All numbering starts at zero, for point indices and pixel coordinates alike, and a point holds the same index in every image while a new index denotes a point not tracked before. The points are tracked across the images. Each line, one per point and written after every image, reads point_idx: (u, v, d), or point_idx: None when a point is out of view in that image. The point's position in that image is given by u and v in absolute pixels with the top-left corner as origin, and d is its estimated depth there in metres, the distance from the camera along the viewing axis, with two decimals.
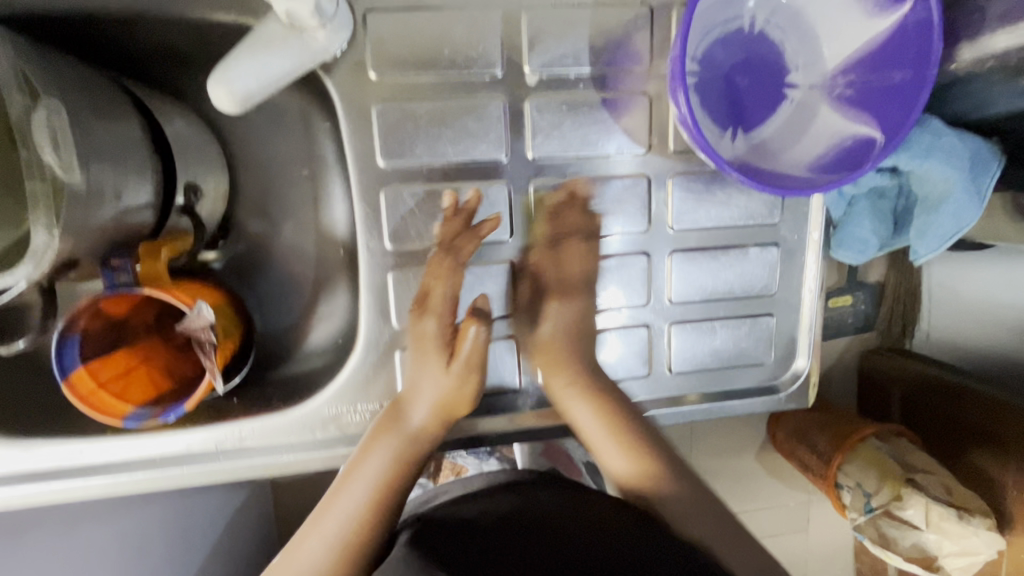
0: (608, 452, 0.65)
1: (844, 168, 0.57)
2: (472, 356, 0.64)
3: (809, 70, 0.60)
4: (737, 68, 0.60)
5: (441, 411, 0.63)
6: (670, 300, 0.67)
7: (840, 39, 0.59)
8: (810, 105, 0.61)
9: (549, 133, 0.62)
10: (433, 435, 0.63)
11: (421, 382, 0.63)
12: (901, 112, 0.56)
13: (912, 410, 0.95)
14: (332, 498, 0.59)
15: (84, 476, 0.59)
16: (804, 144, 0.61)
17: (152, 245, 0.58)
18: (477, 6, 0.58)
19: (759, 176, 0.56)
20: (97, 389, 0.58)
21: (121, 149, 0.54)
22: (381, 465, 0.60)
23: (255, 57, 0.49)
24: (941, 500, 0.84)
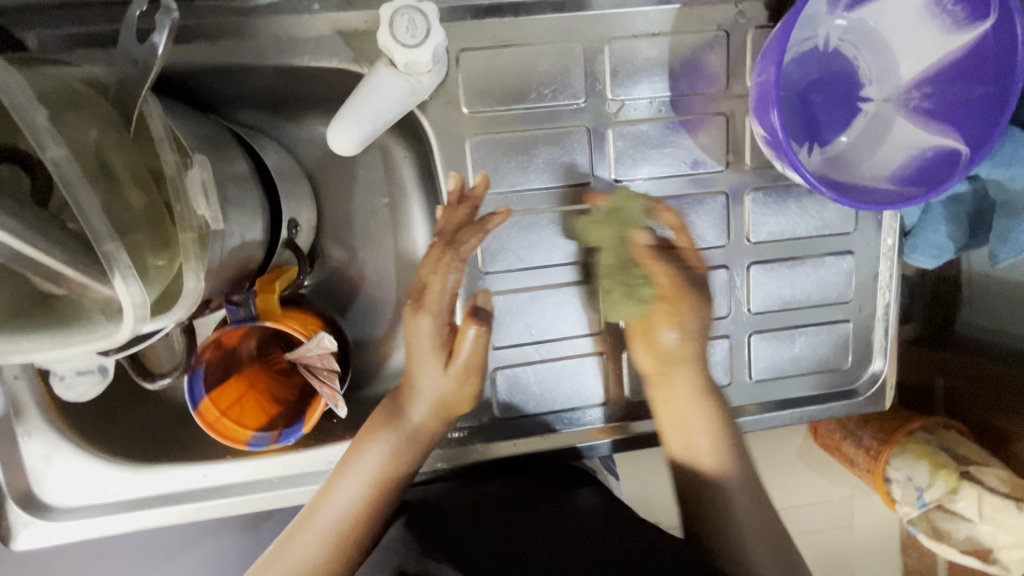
0: (698, 439, 0.63)
1: (925, 180, 0.59)
2: (472, 361, 0.62)
3: (882, 85, 0.63)
4: (812, 86, 0.63)
5: (442, 409, 0.63)
6: (750, 310, 0.70)
7: (915, 55, 0.61)
8: (884, 117, 0.63)
9: (628, 155, 0.65)
10: (433, 432, 0.64)
11: (420, 379, 0.63)
12: (983, 124, 0.57)
13: (958, 404, 0.95)
14: (328, 489, 0.61)
15: (209, 498, 0.63)
16: (881, 155, 0.63)
17: (268, 280, 0.63)
18: (560, 39, 0.61)
19: (844, 192, 0.58)
20: (221, 416, 0.62)
21: (242, 192, 0.58)
22: (377, 461, 0.61)
23: (370, 103, 0.53)
24: (997, 491, 0.85)
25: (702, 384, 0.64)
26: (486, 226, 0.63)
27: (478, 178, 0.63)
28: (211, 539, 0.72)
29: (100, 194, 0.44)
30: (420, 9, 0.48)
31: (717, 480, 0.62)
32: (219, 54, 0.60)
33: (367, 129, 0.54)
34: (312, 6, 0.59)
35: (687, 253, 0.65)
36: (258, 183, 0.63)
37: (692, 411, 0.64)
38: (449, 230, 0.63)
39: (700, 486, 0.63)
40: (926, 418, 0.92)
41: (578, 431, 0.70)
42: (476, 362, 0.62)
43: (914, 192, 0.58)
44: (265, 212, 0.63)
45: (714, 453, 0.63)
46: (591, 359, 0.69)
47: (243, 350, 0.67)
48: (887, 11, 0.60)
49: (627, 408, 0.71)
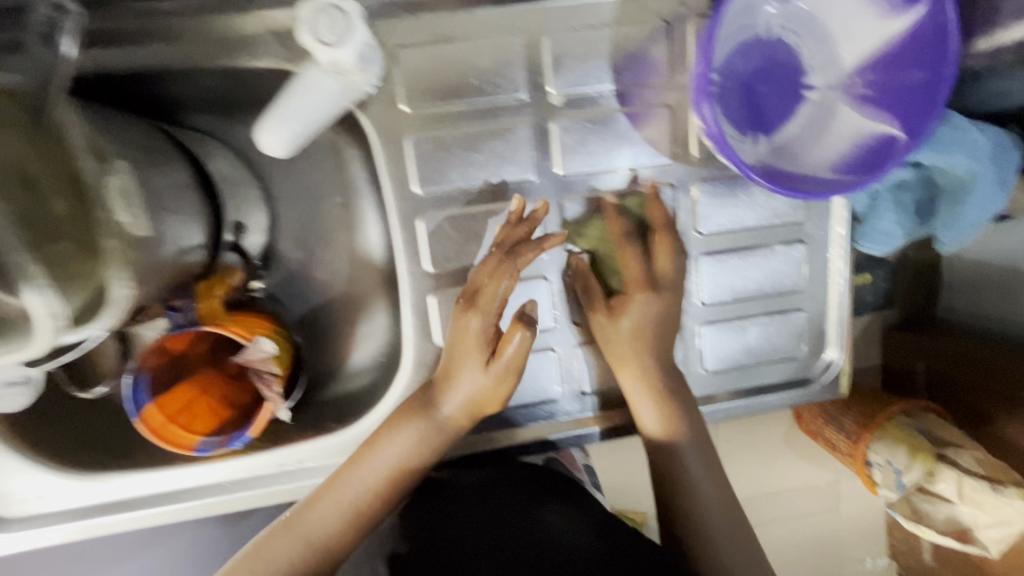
0: (643, 411, 0.65)
1: (867, 167, 0.59)
2: (515, 365, 0.60)
3: (827, 72, 0.62)
4: (756, 75, 0.62)
5: (473, 407, 0.62)
6: (702, 302, 0.70)
7: (856, 42, 0.60)
8: (829, 105, 0.62)
9: (575, 149, 0.64)
10: (460, 428, 0.63)
11: (457, 377, 0.61)
12: (919, 110, 0.57)
13: (941, 386, 0.96)
14: (351, 467, 0.61)
15: (160, 504, 0.64)
16: (825, 143, 0.62)
17: (209, 285, 0.63)
18: (498, 33, 0.60)
19: (784, 184, 0.58)
20: (167, 422, 0.62)
21: (175, 198, 0.57)
22: (403, 447, 0.61)
23: (300, 102, 0.52)
24: (974, 473, 0.84)
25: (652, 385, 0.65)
26: (542, 246, 0.62)
27: (546, 204, 0.62)
28: (178, 540, 0.73)
29: (14, 206, 0.43)
30: (340, 8, 0.48)
31: (666, 443, 0.64)
32: (148, 57, 0.58)
33: (297, 129, 0.53)
34: (241, 6, 0.58)
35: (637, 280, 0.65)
36: (196, 188, 0.62)
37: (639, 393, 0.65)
38: (509, 245, 0.62)
39: (653, 449, 0.66)
40: (904, 402, 0.95)
41: (532, 426, 0.70)
42: (518, 366, 0.60)
43: (853, 181, 0.58)
44: (205, 217, 0.63)
45: (658, 421, 0.65)
46: (544, 355, 0.69)
47: (194, 354, 0.67)
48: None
49: (582, 403, 0.71)
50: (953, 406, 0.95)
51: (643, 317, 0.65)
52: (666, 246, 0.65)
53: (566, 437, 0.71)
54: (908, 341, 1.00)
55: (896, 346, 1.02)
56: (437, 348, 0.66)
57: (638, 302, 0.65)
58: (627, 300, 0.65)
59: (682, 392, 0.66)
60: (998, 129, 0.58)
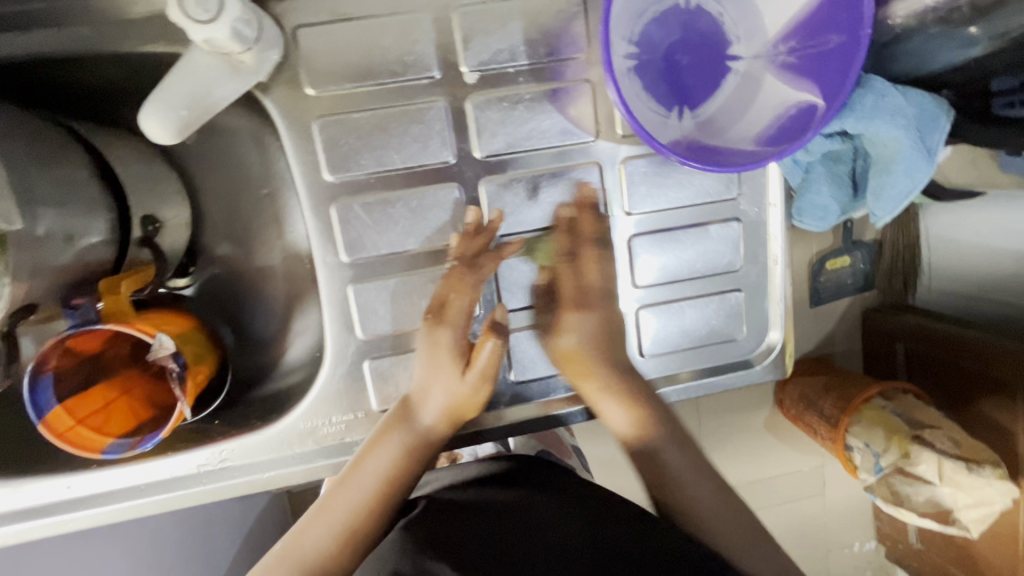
0: (607, 408, 0.62)
1: (790, 138, 0.57)
2: (490, 369, 0.62)
3: (750, 41, 0.60)
4: (676, 47, 0.60)
5: (452, 415, 0.62)
6: (637, 285, 0.68)
7: (777, 8, 0.58)
8: (755, 76, 0.60)
9: (494, 129, 0.62)
10: (442, 437, 0.62)
11: (432, 385, 0.61)
12: (839, 76, 0.55)
13: (919, 363, 0.94)
14: (338, 488, 0.58)
15: (76, 509, 0.61)
16: (751, 116, 0.60)
17: (112, 281, 0.60)
18: (403, 11, 0.58)
19: (705, 159, 0.56)
20: (76, 424, 0.59)
21: (68, 191, 0.55)
22: (388, 461, 0.59)
23: (182, 85, 0.50)
24: (950, 454, 0.82)
25: (624, 392, 0.62)
26: (502, 254, 0.63)
27: (499, 215, 0.62)
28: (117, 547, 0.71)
29: None
30: None
31: (647, 448, 0.60)
32: (36, 46, 0.56)
33: (185, 114, 0.50)
34: None
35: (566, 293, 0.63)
36: (98, 180, 0.59)
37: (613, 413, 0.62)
38: (469, 256, 0.61)
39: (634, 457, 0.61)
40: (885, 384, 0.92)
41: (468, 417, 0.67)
42: (492, 371, 0.62)
43: (772, 154, 0.56)
44: (111, 210, 0.60)
45: (628, 424, 0.61)
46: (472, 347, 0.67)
47: (110, 355, 0.64)
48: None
49: (514, 393, 0.68)
50: (934, 387, 0.93)
51: (584, 332, 0.62)
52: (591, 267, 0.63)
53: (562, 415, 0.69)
54: (883, 321, 0.97)
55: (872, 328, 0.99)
56: (359, 341, 0.63)
57: (574, 320, 0.62)
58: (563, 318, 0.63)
59: (647, 390, 0.63)
60: (923, 91, 0.55)
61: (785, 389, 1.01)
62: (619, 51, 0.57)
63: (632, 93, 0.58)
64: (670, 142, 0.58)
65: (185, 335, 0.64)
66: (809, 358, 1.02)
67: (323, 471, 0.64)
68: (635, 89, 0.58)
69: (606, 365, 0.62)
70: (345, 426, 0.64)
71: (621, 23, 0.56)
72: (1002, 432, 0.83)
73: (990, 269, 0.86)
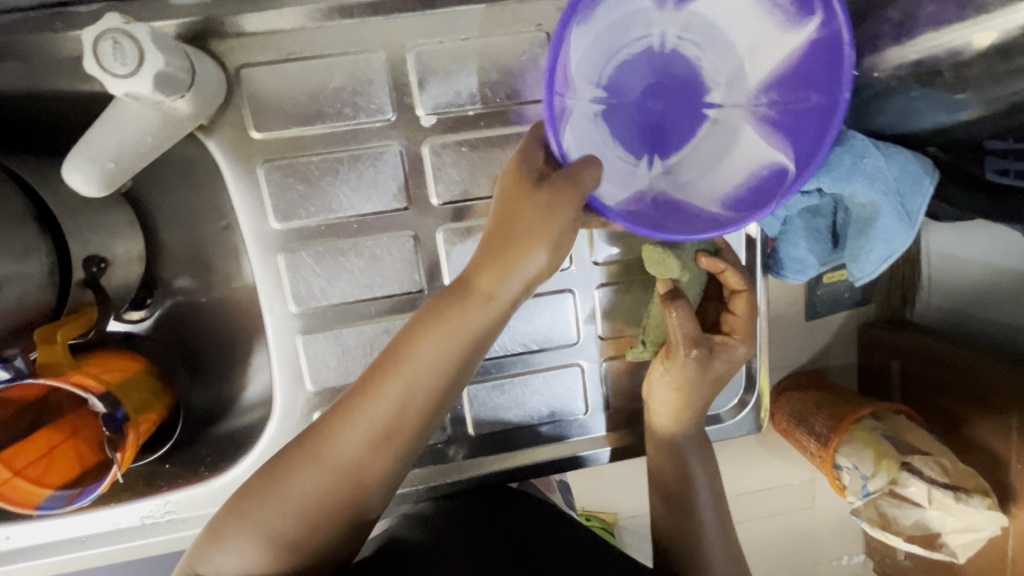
0: (663, 426, 0.62)
1: (760, 202, 0.53)
2: (569, 221, 0.48)
3: (730, 88, 0.56)
4: (650, 92, 0.57)
5: (521, 281, 0.49)
6: (600, 337, 0.65)
7: (761, 56, 0.54)
8: (732, 124, 0.56)
9: (454, 176, 0.58)
10: (506, 312, 0.49)
11: (510, 235, 0.48)
12: (813, 137, 0.50)
13: (913, 385, 0.89)
14: (369, 388, 0.47)
15: (17, 559, 0.61)
16: (724, 170, 0.56)
17: (49, 330, 0.57)
18: (355, 49, 0.54)
19: (662, 219, 0.54)
20: (13, 476, 0.57)
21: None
22: (438, 350, 0.47)
23: (109, 136, 0.47)
24: (941, 483, 0.79)
25: (683, 416, 0.61)
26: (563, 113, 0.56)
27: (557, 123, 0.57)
28: None
29: None
30: (127, 32, 0.42)
31: (682, 459, 0.62)
32: None
33: (111, 166, 0.47)
34: (55, 24, 0.52)
35: (734, 320, 0.61)
36: (35, 220, 0.56)
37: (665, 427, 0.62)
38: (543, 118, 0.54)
39: (661, 471, 0.63)
40: (878, 403, 0.87)
41: (424, 470, 0.65)
42: (569, 219, 0.48)
43: (732, 220, 0.52)
44: (50, 252, 0.57)
45: (673, 431, 0.62)
46: None
47: (56, 399, 0.61)
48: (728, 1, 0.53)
49: (471, 447, 0.65)
50: (925, 412, 0.88)
51: (731, 365, 0.61)
52: (743, 307, 0.61)
53: (526, 467, 0.67)
54: (883, 337, 0.92)
55: (873, 344, 0.94)
56: (309, 393, 0.61)
57: (729, 344, 0.61)
58: (726, 341, 0.61)
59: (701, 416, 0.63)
60: (905, 150, 0.52)
61: (776, 404, 0.96)
62: (582, 99, 0.54)
63: (594, 143, 0.55)
64: (630, 197, 0.55)
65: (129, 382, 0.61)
66: (801, 371, 0.96)
67: None
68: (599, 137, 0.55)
69: (698, 399, 0.61)
70: None
71: (586, 68, 0.53)
72: (989, 458, 0.80)
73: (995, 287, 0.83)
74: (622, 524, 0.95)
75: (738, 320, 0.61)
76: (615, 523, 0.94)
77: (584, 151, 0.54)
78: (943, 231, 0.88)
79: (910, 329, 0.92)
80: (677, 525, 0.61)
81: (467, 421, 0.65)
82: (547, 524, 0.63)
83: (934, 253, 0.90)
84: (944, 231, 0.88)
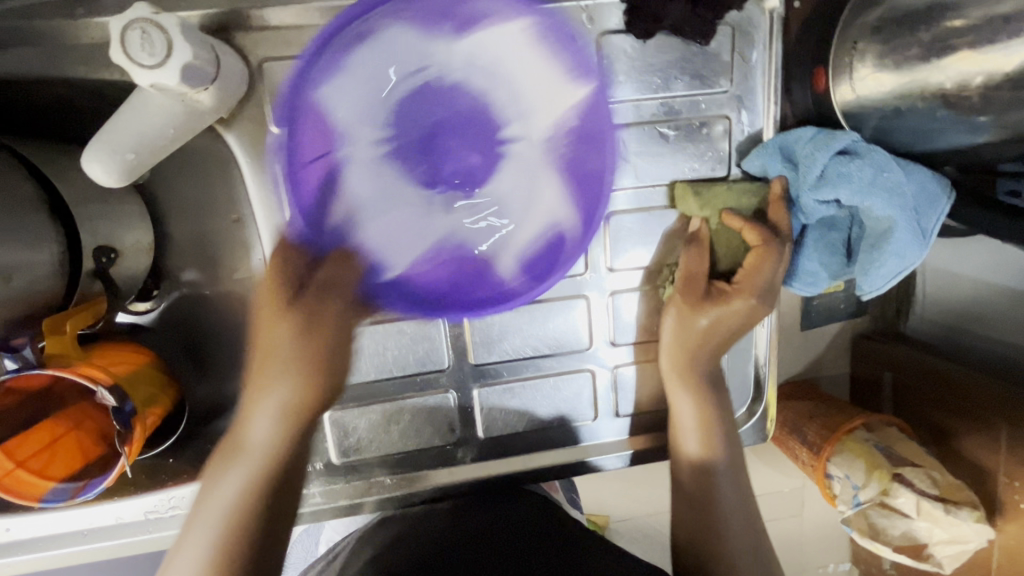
0: (688, 429, 0.62)
1: (546, 266, 0.58)
2: (327, 352, 0.56)
3: (523, 124, 0.58)
4: (439, 127, 0.61)
5: (296, 417, 0.54)
6: (613, 342, 0.65)
7: (547, 99, 0.56)
8: (529, 158, 0.59)
9: None
10: (287, 444, 0.54)
11: (267, 391, 0.54)
12: (591, 202, 0.56)
13: (904, 398, 0.90)
14: (173, 558, 0.51)
15: (16, 552, 0.59)
16: (518, 218, 0.60)
17: (59, 318, 0.56)
18: None
19: (455, 276, 0.59)
20: (15, 468, 0.56)
21: (12, 222, 0.51)
22: (233, 495, 0.52)
23: (132, 127, 0.46)
24: (930, 494, 0.79)
25: (697, 384, 0.62)
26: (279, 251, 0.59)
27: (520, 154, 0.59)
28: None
29: None
30: (156, 22, 0.41)
31: (707, 469, 0.61)
32: None
33: (132, 157, 0.46)
34: (78, 11, 0.51)
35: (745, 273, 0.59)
36: (47, 207, 0.55)
37: (687, 413, 0.62)
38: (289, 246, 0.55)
39: (691, 480, 0.61)
40: (869, 414, 0.86)
41: (431, 473, 0.65)
42: (343, 339, 0.57)
43: (521, 286, 0.58)
44: (59, 240, 0.56)
45: (704, 446, 0.61)
46: (449, 394, 0.63)
47: (60, 388, 0.61)
48: (514, 44, 0.53)
49: (481, 449, 0.65)
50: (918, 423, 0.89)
51: (734, 322, 0.60)
52: (756, 261, 0.58)
53: (535, 471, 0.67)
54: (873, 348, 0.93)
55: (864, 355, 0.94)
56: None
57: (732, 302, 0.60)
58: (726, 297, 0.60)
59: (730, 420, 0.63)
60: (926, 169, 0.53)
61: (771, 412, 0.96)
62: (362, 148, 0.57)
63: (377, 196, 0.59)
64: (428, 250, 0.60)
65: (137, 374, 0.60)
66: (796, 381, 0.97)
67: None
68: (383, 179, 0.59)
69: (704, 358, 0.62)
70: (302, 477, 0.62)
71: (361, 120, 0.56)
72: (977, 470, 0.82)
73: (985, 303, 0.84)
74: (613, 528, 0.94)
75: (751, 272, 0.59)
76: (607, 527, 0.94)
77: (366, 209, 0.58)
78: (943, 245, 0.89)
79: (902, 341, 0.92)
80: (695, 531, 0.59)
81: (476, 423, 0.64)
82: (552, 520, 0.62)
83: (931, 268, 0.91)
84: (945, 245, 0.89)
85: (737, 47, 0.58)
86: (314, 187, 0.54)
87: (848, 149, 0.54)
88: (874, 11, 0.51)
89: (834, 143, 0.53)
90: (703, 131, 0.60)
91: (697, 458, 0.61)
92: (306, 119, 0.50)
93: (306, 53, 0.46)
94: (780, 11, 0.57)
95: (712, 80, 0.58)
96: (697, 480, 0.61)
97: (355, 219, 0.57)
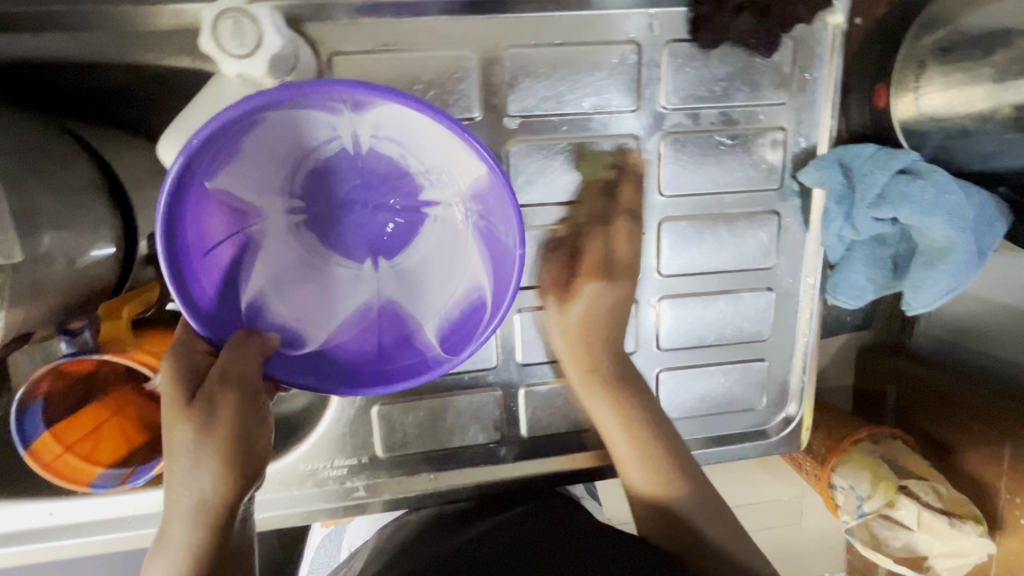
0: (632, 469, 0.58)
1: (465, 334, 0.52)
2: (234, 440, 0.46)
3: (439, 188, 0.53)
4: (355, 196, 0.55)
5: (213, 513, 0.46)
6: (659, 347, 0.65)
7: (456, 167, 0.51)
8: (449, 222, 0.54)
9: (534, 177, 0.59)
10: (209, 543, 0.46)
11: (177, 491, 0.46)
12: (502, 274, 0.50)
13: (907, 413, 0.89)
14: None
15: (61, 535, 0.59)
16: (442, 284, 0.54)
17: (114, 304, 0.56)
18: (449, 45, 0.54)
19: (381, 341, 0.53)
20: (64, 452, 0.56)
21: (75, 205, 0.51)
22: None
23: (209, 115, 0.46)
24: (934, 507, 0.77)
25: (608, 400, 0.59)
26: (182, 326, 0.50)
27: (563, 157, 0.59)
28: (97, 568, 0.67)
29: None
30: (247, 12, 0.42)
31: (662, 503, 0.57)
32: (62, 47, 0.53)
33: None
34: None
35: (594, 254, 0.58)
36: (103, 187, 0.55)
37: (620, 443, 0.58)
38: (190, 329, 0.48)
39: (649, 512, 0.58)
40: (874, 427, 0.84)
41: (472, 470, 0.65)
42: (255, 417, 0.47)
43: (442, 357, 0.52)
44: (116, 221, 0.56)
45: (656, 482, 0.57)
46: (493, 393, 0.64)
47: (106, 372, 0.59)
48: (412, 118, 0.47)
49: (523, 448, 0.66)
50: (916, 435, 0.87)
51: (599, 310, 0.58)
52: (593, 248, 0.58)
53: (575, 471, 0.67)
54: (880, 361, 0.93)
55: (868, 366, 0.94)
56: None
57: (589, 290, 0.58)
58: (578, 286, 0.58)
59: (687, 459, 0.58)
60: (983, 192, 0.55)
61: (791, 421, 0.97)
62: (274, 221, 0.52)
63: (295, 267, 0.53)
64: (351, 318, 0.54)
65: None
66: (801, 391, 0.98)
67: (320, 514, 0.63)
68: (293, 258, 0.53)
69: (595, 353, 0.59)
70: (347, 470, 0.62)
71: (265, 190, 0.51)
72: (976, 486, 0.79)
73: (989, 320, 0.83)
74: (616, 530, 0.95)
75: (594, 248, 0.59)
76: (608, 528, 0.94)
77: (278, 285, 0.52)
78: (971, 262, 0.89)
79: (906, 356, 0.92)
80: (684, 542, 0.56)
81: (520, 423, 0.65)
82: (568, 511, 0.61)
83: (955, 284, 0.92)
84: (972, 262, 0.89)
85: (798, 61, 0.59)
86: (218, 276, 0.48)
87: (909, 168, 0.56)
88: (942, 33, 0.52)
89: (896, 163, 0.55)
90: (757, 141, 0.61)
91: (650, 492, 0.57)
92: (195, 209, 0.45)
93: (182, 152, 0.41)
94: (843, 27, 0.58)
95: (771, 91, 0.60)
96: (656, 511, 0.57)
97: (266, 300, 0.51)
